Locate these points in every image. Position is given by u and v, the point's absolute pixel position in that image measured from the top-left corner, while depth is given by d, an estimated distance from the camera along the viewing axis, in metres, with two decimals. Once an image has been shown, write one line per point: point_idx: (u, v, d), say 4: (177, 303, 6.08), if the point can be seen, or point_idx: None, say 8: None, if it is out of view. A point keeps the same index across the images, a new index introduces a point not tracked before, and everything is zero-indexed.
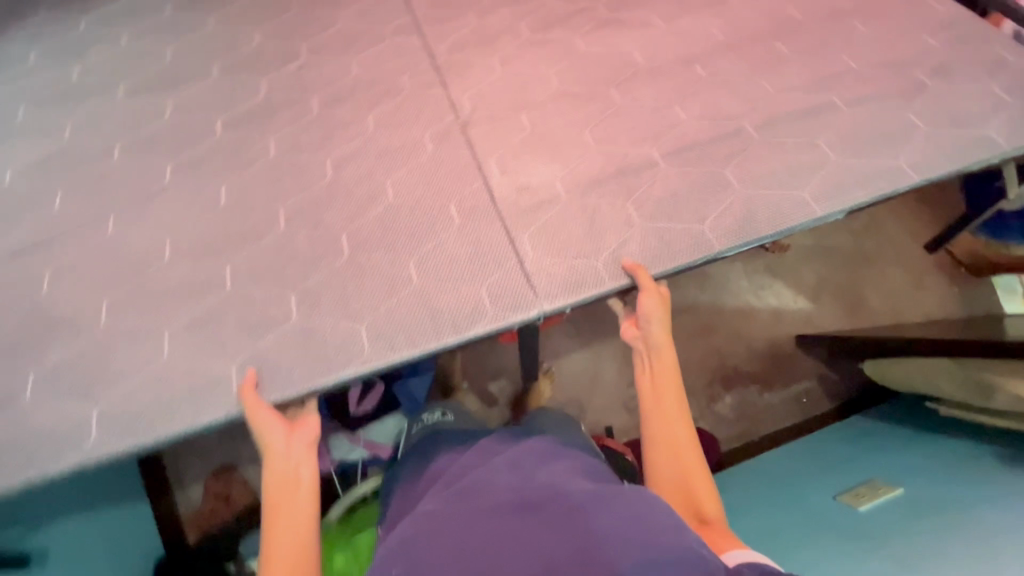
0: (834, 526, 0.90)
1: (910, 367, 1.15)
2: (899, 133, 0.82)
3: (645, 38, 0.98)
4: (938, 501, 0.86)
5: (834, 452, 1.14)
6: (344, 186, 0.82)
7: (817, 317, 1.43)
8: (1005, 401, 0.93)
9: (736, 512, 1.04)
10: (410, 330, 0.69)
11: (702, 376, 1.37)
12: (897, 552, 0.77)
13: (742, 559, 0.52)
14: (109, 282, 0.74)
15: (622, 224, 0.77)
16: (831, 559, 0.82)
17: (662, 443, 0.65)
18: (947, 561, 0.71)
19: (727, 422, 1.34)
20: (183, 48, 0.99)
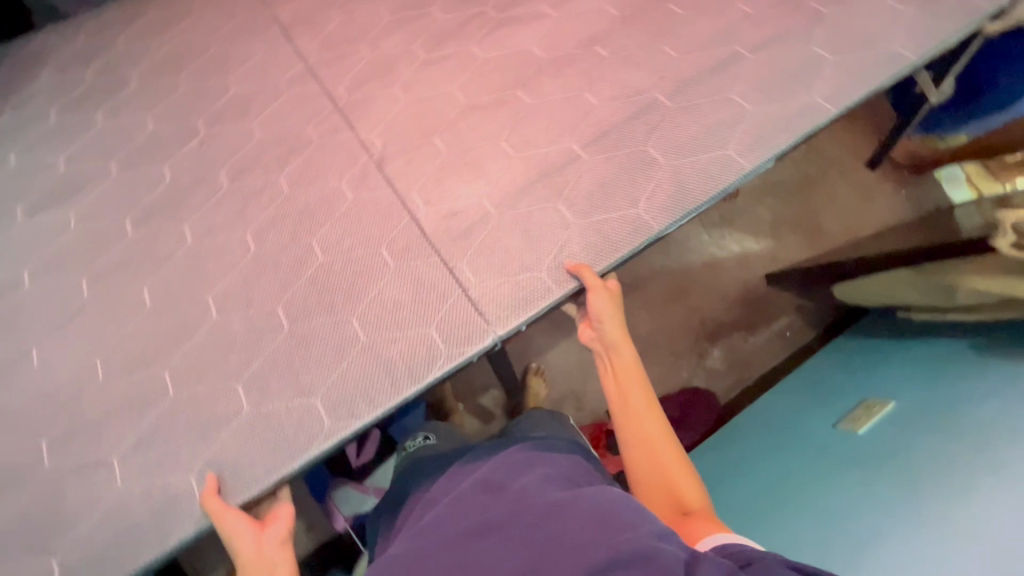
0: (839, 454, 0.88)
1: (875, 285, 1.15)
2: (808, 68, 0.81)
3: (540, 30, 0.95)
4: (931, 406, 0.86)
5: (830, 380, 1.14)
6: (270, 257, 0.78)
7: (782, 252, 1.43)
8: (968, 295, 0.93)
9: (744, 465, 1.02)
10: (367, 391, 0.66)
11: (687, 338, 1.37)
12: (905, 468, 0.76)
13: (714, 544, 0.52)
14: (43, 420, 0.69)
15: (557, 226, 0.75)
16: (839, 495, 0.80)
17: (637, 441, 0.65)
18: (955, 467, 0.71)
19: (721, 375, 1.34)
20: (76, 153, 0.95)
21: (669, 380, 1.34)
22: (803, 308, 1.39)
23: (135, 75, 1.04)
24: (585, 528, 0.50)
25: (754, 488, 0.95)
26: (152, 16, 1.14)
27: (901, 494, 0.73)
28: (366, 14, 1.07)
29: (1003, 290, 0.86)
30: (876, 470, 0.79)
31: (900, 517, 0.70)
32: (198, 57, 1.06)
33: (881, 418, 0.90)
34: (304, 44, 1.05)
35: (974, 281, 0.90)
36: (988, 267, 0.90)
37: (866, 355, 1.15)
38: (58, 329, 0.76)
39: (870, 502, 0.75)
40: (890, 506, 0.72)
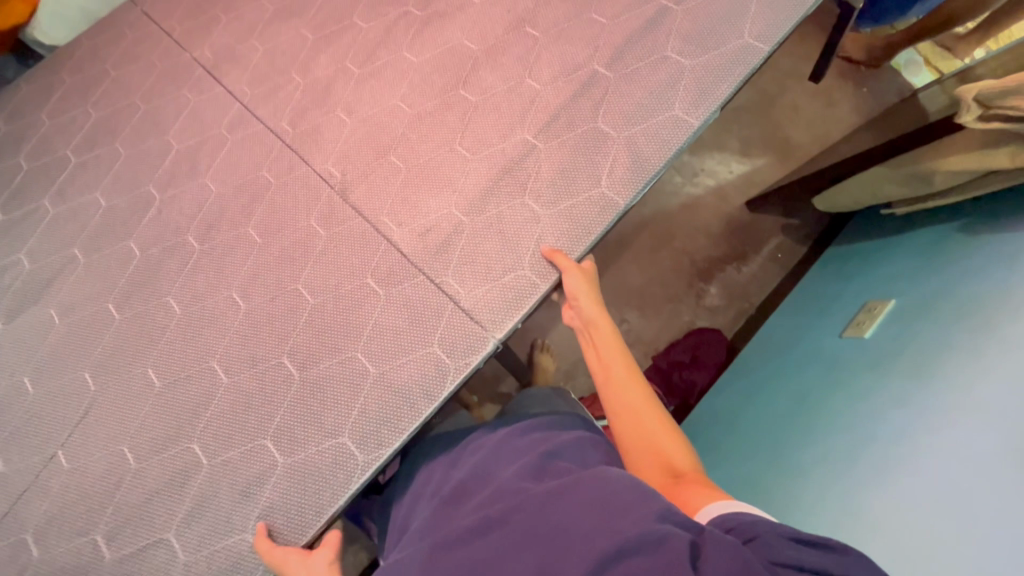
0: (851, 360, 0.96)
1: (854, 189, 1.19)
2: (735, 9, 0.82)
3: (466, 22, 0.94)
4: (924, 301, 0.93)
5: (828, 292, 1.22)
6: (262, 311, 0.80)
7: (757, 175, 1.48)
8: (944, 179, 0.97)
9: (760, 392, 1.11)
10: (389, 419, 0.70)
11: (682, 281, 1.41)
12: (909, 364, 0.83)
13: (712, 511, 0.54)
14: (87, 518, 0.71)
15: (528, 221, 0.77)
16: (859, 403, 0.86)
17: (624, 414, 0.69)
18: (952, 353, 0.78)
19: (722, 309, 1.39)
20: (33, 245, 0.92)
21: (673, 326, 1.38)
22: (790, 227, 1.44)
23: (71, 152, 1.01)
24: (584, 513, 0.55)
25: (772, 417, 1.02)
26: (68, 84, 1.10)
27: (916, 387, 0.78)
28: (288, 38, 1.04)
29: (980, 167, 0.90)
30: (890, 369, 0.86)
31: (919, 407, 0.75)
32: (130, 119, 1.03)
33: (881, 318, 0.98)
34: (233, 82, 1.03)
35: (951, 163, 0.94)
36: (963, 146, 0.93)
37: (857, 264, 1.22)
38: (74, 428, 0.76)
39: (889, 403, 0.81)
40: (908, 400, 0.78)
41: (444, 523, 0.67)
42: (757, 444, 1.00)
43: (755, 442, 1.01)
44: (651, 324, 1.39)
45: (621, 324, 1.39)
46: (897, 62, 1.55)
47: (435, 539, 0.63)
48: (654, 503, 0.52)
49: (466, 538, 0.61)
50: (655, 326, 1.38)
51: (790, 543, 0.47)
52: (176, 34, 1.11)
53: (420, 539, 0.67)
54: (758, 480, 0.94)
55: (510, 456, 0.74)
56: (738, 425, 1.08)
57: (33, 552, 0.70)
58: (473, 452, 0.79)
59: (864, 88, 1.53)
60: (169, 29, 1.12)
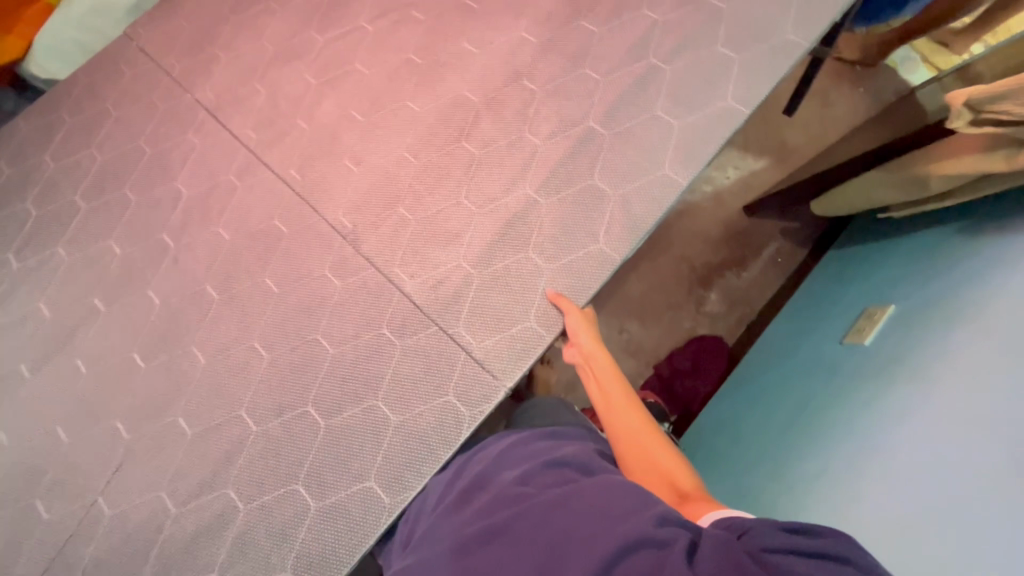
0: (851, 367, 0.93)
1: (852, 192, 1.16)
2: (718, 72, 0.89)
3: (466, 72, 0.99)
4: (923, 300, 0.91)
5: (828, 293, 1.20)
6: (285, 361, 0.85)
7: (754, 179, 1.47)
8: (940, 183, 0.93)
9: (759, 399, 1.09)
10: (412, 464, 0.77)
11: (680, 288, 1.40)
12: (911, 369, 0.80)
13: (715, 517, 0.56)
14: (133, 561, 0.77)
15: (532, 274, 0.84)
16: (857, 411, 0.83)
17: (625, 435, 0.71)
18: (957, 356, 0.75)
19: (722, 316, 1.37)
20: (52, 294, 0.95)
21: (673, 333, 1.37)
22: (789, 231, 1.42)
23: (79, 197, 1.03)
24: (588, 519, 0.54)
25: (771, 423, 1.00)
26: (70, 124, 1.11)
27: (914, 394, 0.76)
28: (291, 81, 1.08)
29: (978, 170, 0.85)
30: (892, 375, 0.83)
31: (917, 415, 0.73)
32: (137, 163, 1.05)
33: (883, 321, 0.95)
34: (238, 125, 1.06)
35: (948, 166, 0.90)
36: (961, 150, 0.89)
37: (856, 264, 1.20)
38: (111, 475, 0.82)
39: (884, 410, 0.79)
40: (907, 408, 0.76)
41: (444, 532, 0.64)
42: (758, 454, 0.97)
43: (754, 445, 1.00)
44: (651, 332, 1.37)
45: (621, 333, 1.38)
46: (894, 58, 1.50)
47: (434, 554, 0.61)
48: (656, 510, 0.53)
49: (470, 548, 0.58)
50: (656, 333, 1.37)
51: (782, 531, 0.48)
52: (175, 73, 1.13)
53: (417, 555, 0.64)
54: (755, 484, 0.93)
55: (512, 460, 0.70)
56: (740, 434, 1.06)
57: None
58: (478, 460, 0.74)
59: (860, 87, 1.51)
60: (168, 68, 1.14)
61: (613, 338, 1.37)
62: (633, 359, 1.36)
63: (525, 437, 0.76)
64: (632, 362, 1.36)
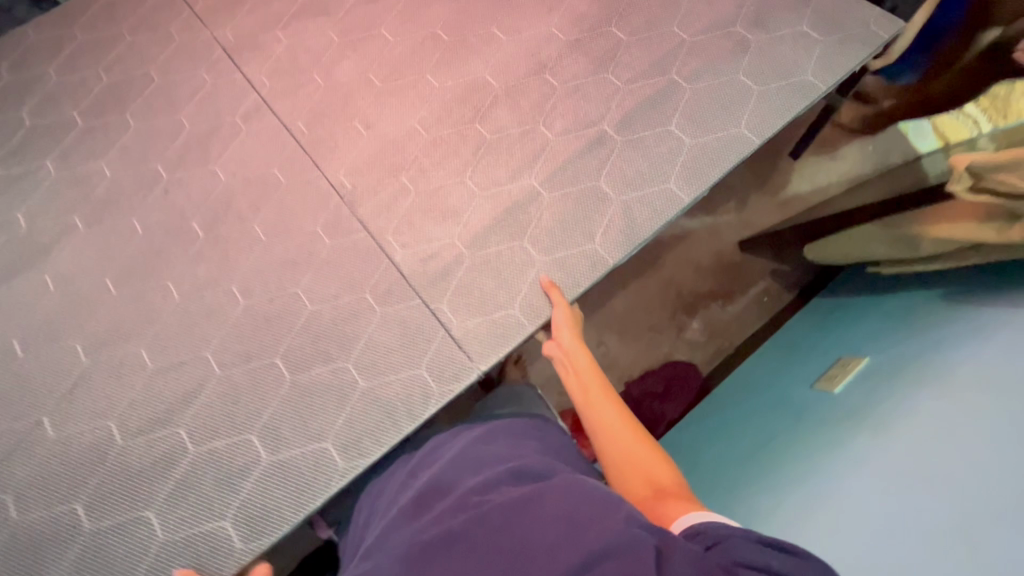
0: (816, 413, 0.92)
1: (850, 241, 1.19)
2: (736, 98, 0.90)
3: (492, 55, 0.99)
4: (898, 358, 0.89)
5: (806, 342, 1.20)
6: (261, 311, 0.84)
7: (753, 216, 1.45)
8: (929, 245, 0.96)
9: (728, 432, 1.07)
10: (373, 432, 0.76)
11: (664, 311, 1.40)
12: (874, 420, 0.79)
13: (691, 523, 0.54)
14: (68, 487, 0.74)
15: (524, 264, 0.84)
16: (815, 456, 0.83)
17: (602, 434, 0.70)
18: (919, 414, 0.73)
19: (700, 345, 1.38)
20: (32, 205, 0.93)
21: (650, 354, 1.38)
22: (779, 272, 1.42)
23: (77, 115, 1.01)
24: (551, 528, 0.51)
25: (729, 459, 0.99)
26: (80, 41, 1.08)
27: (870, 441, 0.76)
28: (315, 37, 1.06)
29: (967, 237, 0.88)
30: (854, 425, 0.81)
31: (875, 465, 0.72)
32: (143, 91, 1.03)
33: (854, 374, 0.94)
34: (252, 71, 1.04)
35: (939, 229, 0.93)
36: (956, 215, 0.91)
37: (835, 318, 1.20)
38: (60, 396, 0.79)
39: (839, 457, 0.78)
40: (860, 454, 0.75)
41: (405, 533, 0.60)
42: (721, 487, 0.96)
43: (720, 480, 0.97)
44: (628, 349, 1.38)
45: (598, 346, 1.38)
46: None
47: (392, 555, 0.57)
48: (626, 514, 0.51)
49: (428, 552, 0.55)
50: (633, 352, 1.37)
51: (758, 546, 0.48)
52: (197, 8, 1.11)
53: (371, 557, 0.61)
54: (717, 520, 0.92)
55: (483, 466, 0.67)
56: (702, 470, 1.04)
57: (11, 512, 0.73)
58: (434, 463, 0.72)
59: None
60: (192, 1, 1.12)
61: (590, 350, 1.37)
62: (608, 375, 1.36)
63: (491, 437, 0.73)
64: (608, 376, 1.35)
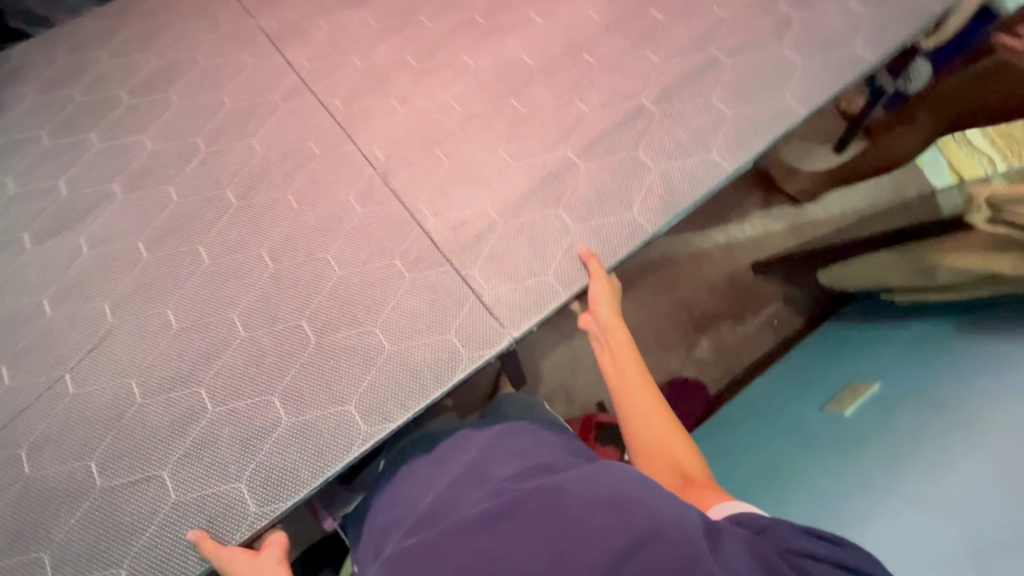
0: (827, 436, 0.86)
1: (860, 266, 1.11)
2: (780, 72, 0.88)
3: (528, 37, 0.99)
4: (913, 383, 0.85)
5: (814, 362, 1.14)
6: (289, 275, 0.82)
7: (767, 239, 1.39)
8: (945, 276, 0.89)
9: (735, 450, 1.00)
10: (397, 396, 0.72)
11: (674, 329, 1.34)
12: (890, 447, 0.74)
13: (729, 512, 0.52)
14: (84, 444, 0.72)
15: (559, 232, 0.81)
16: (823, 484, 0.78)
17: (632, 418, 0.66)
18: (934, 442, 0.70)
19: (709, 365, 1.32)
20: (74, 174, 0.95)
21: (659, 371, 1.32)
22: (790, 297, 1.36)
23: (123, 93, 1.04)
24: (597, 510, 0.46)
25: (738, 476, 0.93)
26: (132, 28, 1.12)
27: (883, 475, 0.71)
28: (355, 22, 1.08)
29: (980, 270, 0.82)
30: (867, 449, 0.77)
31: (884, 490, 0.69)
32: (187, 71, 1.06)
33: (867, 399, 0.88)
34: (293, 53, 1.06)
35: (952, 259, 0.87)
36: (969, 245, 0.86)
37: (847, 339, 1.14)
38: (85, 353, 0.78)
39: (850, 489, 0.73)
40: (872, 487, 0.71)
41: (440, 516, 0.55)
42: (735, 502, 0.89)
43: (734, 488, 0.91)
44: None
45: None
46: None
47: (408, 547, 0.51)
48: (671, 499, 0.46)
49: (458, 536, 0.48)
50: (642, 366, 1.31)
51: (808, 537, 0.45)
52: None
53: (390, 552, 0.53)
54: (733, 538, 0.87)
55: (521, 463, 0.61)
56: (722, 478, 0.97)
57: (26, 467, 0.71)
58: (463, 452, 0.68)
59: None
60: None
61: None
62: None
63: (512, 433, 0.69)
64: None
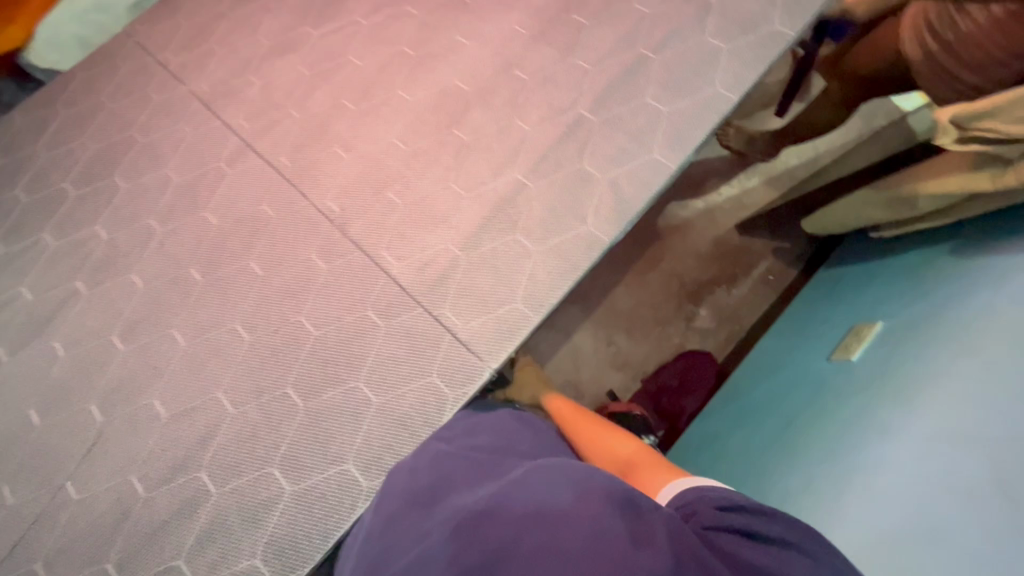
0: (838, 383, 0.89)
1: (841, 211, 1.09)
2: (707, 62, 0.90)
3: (459, 62, 1.00)
4: (905, 319, 0.88)
5: (816, 314, 1.15)
6: (266, 345, 0.83)
7: (748, 198, 1.40)
8: (928, 203, 0.88)
9: (745, 419, 1.04)
10: (392, 447, 0.75)
11: (671, 303, 1.35)
12: (897, 386, 0.77)
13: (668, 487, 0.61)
14: (98, 547, 0.74)
15: (519, 256, 0.83)
16: (843, 429, 0.80)
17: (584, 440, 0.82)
18: (940, 374, 0.73)
19: (712, 332, 1.32)
20: (34, 278, 0.94)
21: (658, 348, 1.32)
22: (779, 250, 1.37)
23: (68, 186, 1.03)
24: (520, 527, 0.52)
25: (756, 443, 0.96)
26: (63, 116, 1.11)
27: (897, 409, 0.74)
28: (285, 73, 1.07)
29: (962, 190, 0.81)
30: (878, 388, 0.80)
31: (898, 429, 0.71)
32: (127, 151, 1.05)
33: (870, 340, 0.91)
34: (230, 115, 1.06)
35: (933, 185, 0.85)
36: (946, 168, 0.84)
37: (842, 287, 1.15)
38: (80, 459, 0.79)
39: (873, 427, 0.75)
40: (889, 425, 0.73)
41: (386, 549, 0.60)
42: (747, 475, 0.93)
43: (744, 458, 0.96)
44: (636, 345, 1.33)
45: (608, 346, 1.33)
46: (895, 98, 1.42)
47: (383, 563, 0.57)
48: (590, 516, 0.50)
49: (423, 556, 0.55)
50: (646, 348, 1.32)
51: (722, 511, 0.52)
52: (171, 66, 1.13)
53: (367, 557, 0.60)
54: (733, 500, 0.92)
55: (456, 472, 0.67)
56: (730, 455, 1.00)
57: None
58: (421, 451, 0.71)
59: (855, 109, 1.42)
60: (165, 61, 1.14)
61: (600, 351, 1.32)
62: (621, 373, 1.31)
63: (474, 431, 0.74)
64: (622, 374, 1.30)
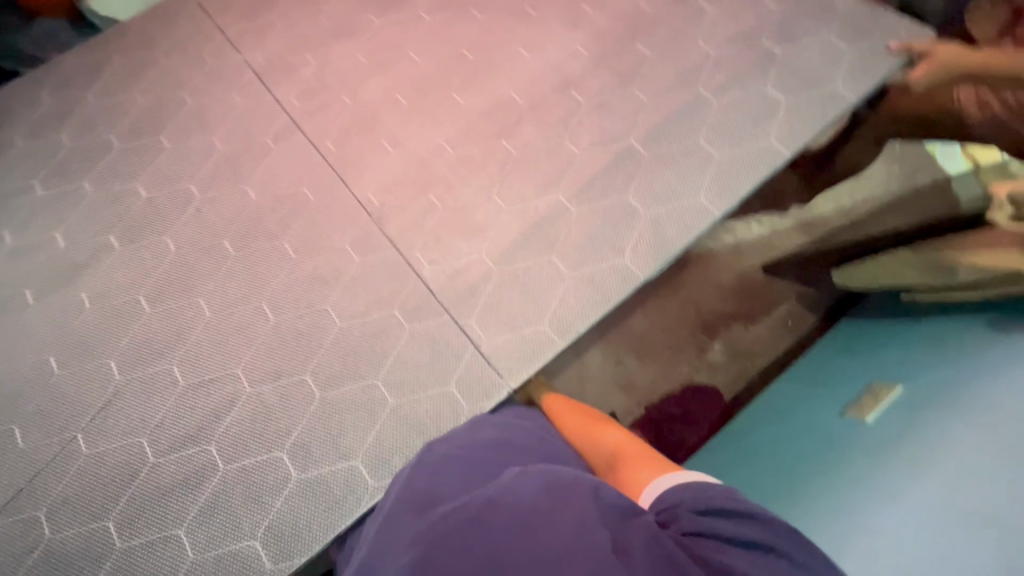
0: (846, 445, 0.80)
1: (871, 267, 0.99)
2: (766, 113, 0.90)
3: (517, 73, 1.00)
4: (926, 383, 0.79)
5: (828, 360, 1.05)
6: (290, 329, 0.84)
7: None
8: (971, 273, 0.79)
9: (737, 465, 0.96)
10: (402, 450, 0.76)
11: (683, 330, 1.15)
12: (914, 458, 0.69)
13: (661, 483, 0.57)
14: (100, 504, 0.75)
15: (553, 279, 0.83)
16: (844, 492, 0.73)
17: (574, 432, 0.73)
18: (967, 453, 0.64)
19: (723, 367, 1.13)
20: (70, 226, 0.95)
21: None
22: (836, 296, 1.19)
23: (114, 137, 1.03)
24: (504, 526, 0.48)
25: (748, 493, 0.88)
26: (117, 65, 1.11)
27: (914, 485, 0.66)
28: (343, 57, 1.08)
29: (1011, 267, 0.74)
30: (891, 457, 0.71)
31: (909, 505, 0.64)
32: (175, 112, 1.05)
33: (885, 401, 0.81)
34: (282, 92, 1.06)
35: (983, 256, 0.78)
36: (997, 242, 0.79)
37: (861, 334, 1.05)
38: (94, 413, 0.80)
39: (882, 499, 0.68)
40: (902, 499, 0.66)
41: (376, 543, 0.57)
42: None
43: None
44: None
45: (615, 367, 1.14)
46: None
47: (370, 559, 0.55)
48: (583, 516, 0.49)
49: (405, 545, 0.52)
50: None
51: (699, 515, 0.49)
52: (228, 33, 1.13)
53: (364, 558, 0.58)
54: None
55: (452, 473, 0.62)
56: None
57: (45, 530, 0.74)
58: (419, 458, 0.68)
59: None
60: (223, 26, 1.14)
61: None
62: None
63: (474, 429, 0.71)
64: None
